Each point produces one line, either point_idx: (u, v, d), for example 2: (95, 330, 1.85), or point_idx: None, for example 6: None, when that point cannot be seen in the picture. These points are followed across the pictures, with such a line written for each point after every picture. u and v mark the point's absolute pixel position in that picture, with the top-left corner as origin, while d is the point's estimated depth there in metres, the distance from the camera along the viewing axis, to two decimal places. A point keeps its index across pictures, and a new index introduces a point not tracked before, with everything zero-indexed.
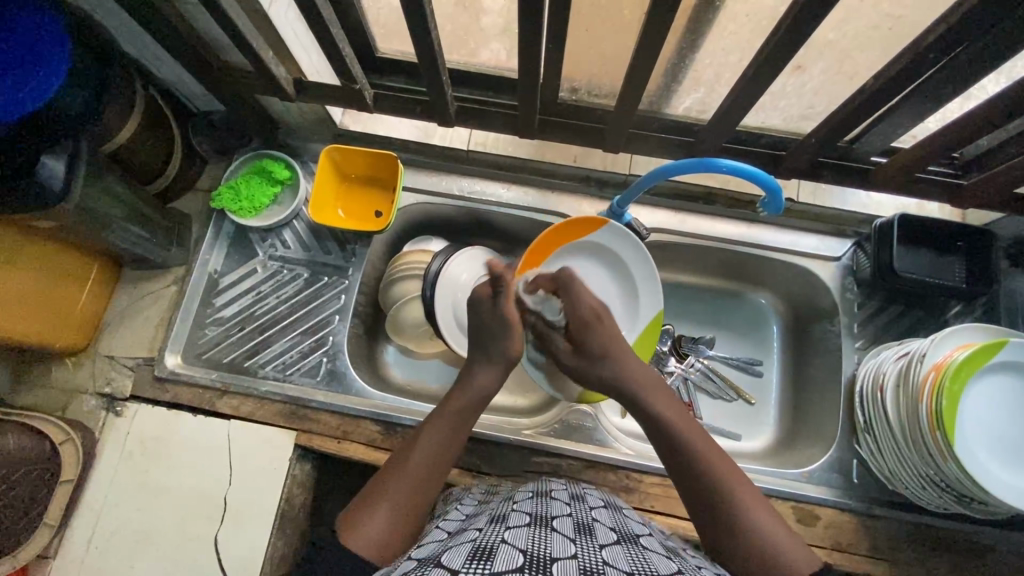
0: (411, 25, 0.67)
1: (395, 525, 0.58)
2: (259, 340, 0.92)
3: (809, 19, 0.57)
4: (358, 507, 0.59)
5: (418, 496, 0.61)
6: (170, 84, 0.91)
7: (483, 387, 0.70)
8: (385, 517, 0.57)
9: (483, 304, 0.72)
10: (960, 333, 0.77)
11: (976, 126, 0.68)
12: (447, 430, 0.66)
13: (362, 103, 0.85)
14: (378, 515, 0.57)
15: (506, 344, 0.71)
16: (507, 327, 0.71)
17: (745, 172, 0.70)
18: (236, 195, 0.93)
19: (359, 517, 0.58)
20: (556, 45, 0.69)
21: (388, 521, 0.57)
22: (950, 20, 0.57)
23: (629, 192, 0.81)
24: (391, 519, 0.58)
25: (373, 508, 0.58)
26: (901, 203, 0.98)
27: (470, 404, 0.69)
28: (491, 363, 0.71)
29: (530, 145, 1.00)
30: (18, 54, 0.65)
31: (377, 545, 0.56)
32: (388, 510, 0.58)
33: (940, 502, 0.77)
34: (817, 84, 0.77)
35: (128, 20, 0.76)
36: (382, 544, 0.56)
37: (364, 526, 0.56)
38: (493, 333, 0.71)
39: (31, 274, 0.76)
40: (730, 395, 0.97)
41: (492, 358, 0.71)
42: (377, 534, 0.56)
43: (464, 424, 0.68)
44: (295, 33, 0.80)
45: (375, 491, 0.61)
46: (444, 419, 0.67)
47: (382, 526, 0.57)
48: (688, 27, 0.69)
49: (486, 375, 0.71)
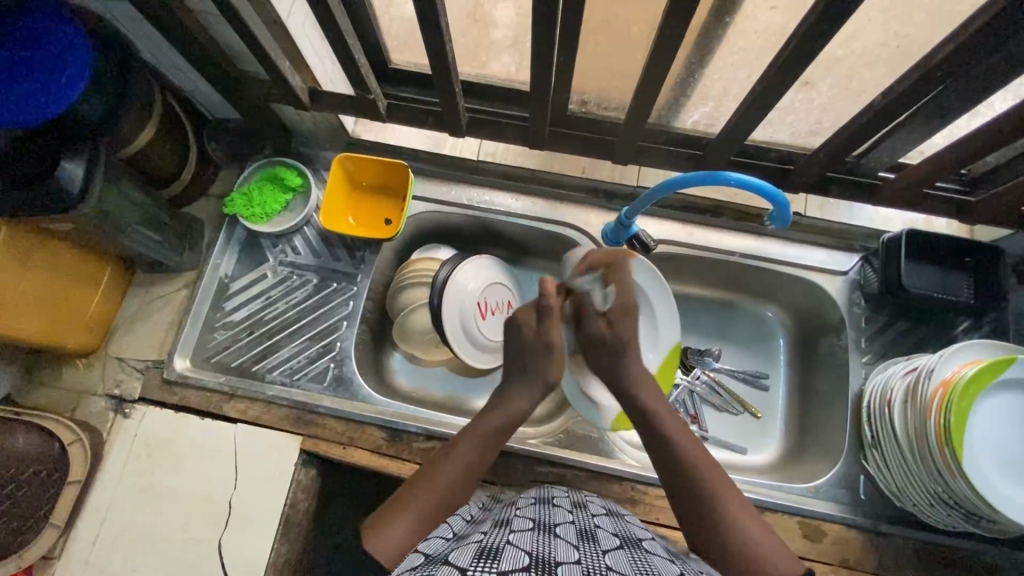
0: (426, 37, 0.68)
1: (415, 540, 0.59)
2: (268, 344, 0.92)
3: (818, 36, 0.58)
4: (383, 514, 0.61)
5: (438, 513, 0.62)
6: (188, 92, 0.93)
7: (514, 412, 0.71)
8: (410, 526, 0.60)
9: (523, 333, 0.74)
10: (966, 350, 0.77)
11: (985, 143, 0.69)
12: (478, 449, 0.67)
13: (375, 112, 0.87)
14: (402, 524, 0.59)
15: (546, 364, 0.73)
16: (548, 353, 0.73)
17: (757, 187, 0.71)
18: (249, 201, 0.94)
19: (382, 523, 0.60)
20: (567, 58, 0.70)
21: (413, 532, 0.59)
22: (959, 39, 0.58)
23: (637, 203, 0.81)
24: (414, 534, 0.59)
25: (398, 518, 0.60)
26: (910, 220, 0.98)
27: (505, 426, 0.70)
28: (525, 382, 0.73)
29: (538, 156, 1.01)
30: (40, 57, 0.67)
31: (400, 555, 0.58)
32: (411, 522, 0.60)
33: (949, 520, 0.77)
34: (825, 100, 0.78)
35: (147, 28, 0.77)
36: (403, 555, 0.58)
37: (387, 537, 0.58)
38: (536, 352, 0.73)
39: (44, 275, 0.77)
40: (736, 409, 0.97)
41: (531, 379, 0.73)
42: (398, 546, 0.58)
43: (495, 442, 0.69)
44: (312, 43, 0.81)
45: (406, 496, 0.62)
46: (479, 438, 0.68)
47: (403, 538, 0.59)
48: (698, 43, 0.71)
49: (520, 403, 0.72)
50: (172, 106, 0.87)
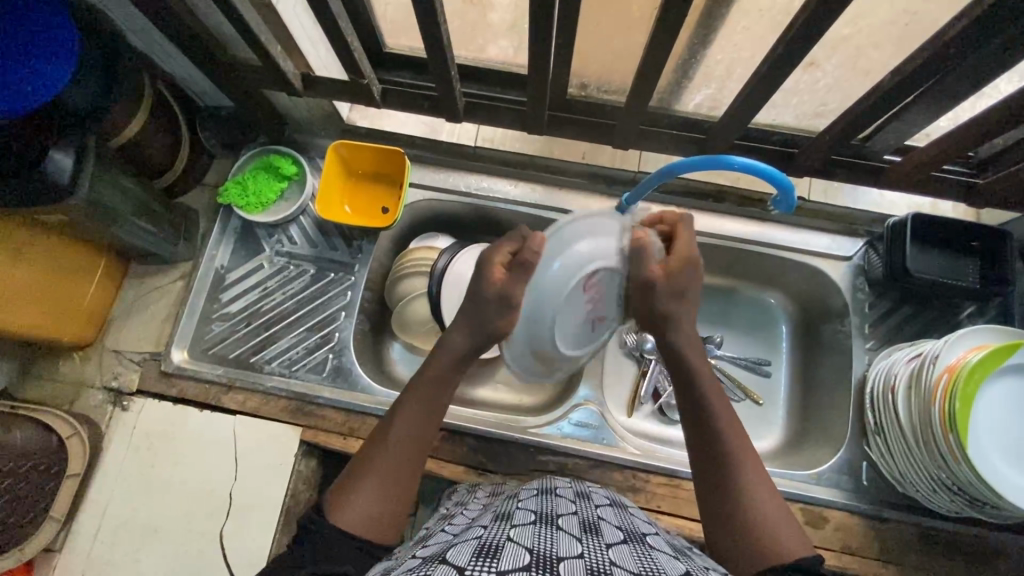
0: (421, 21, 0.67)
1: (379, 506, 0.58)
2: (266, 336, 0.91)
3: (825, 15, 0.56)
4: (343, 488, 0.59)
5: (401, 474, 0.61)
6: (179, 79, 0.91)
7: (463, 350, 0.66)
8: (370, 497, 0.58)
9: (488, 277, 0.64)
10: (972, 336, 0.75)
11: (995, 125, 0.67)
12: (423, 400, 0.65)
13: (369, 98, 0.85)
14: (362, 496, 0.58)
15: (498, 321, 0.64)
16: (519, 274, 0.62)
17: (763, 171, 0.69)
18: (244, 189, 0.92)
19: (342, 500, 0.58)
20: (567, 39, 0.68)
21: (373, 501, 0.58)
22: (970, 17, 0.56)
23: (640, 189, 0.78)
24: (376, 503, 0.58)
25: (356, 491, 0.58)
26: (914, 203, 0.96)
27: (448, 364, 0.66)
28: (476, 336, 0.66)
29: (536, 142, 1.00)
30: (20, 47, 0.65)
31: (365, 525, 0.56)
32: (376, 486, 0.59)
33: (952, 507, 0.76)
34: (831, 80, 0.76)
35: (135, 15, 0.75)
36: (369, 525, 0.57)
37: (349, 513, 0.57)
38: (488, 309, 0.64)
39: (36, 267, 0.76)
40: (739, 396, 0.96)
41: None
42: (362, 518, 0.57)
43: (447, 383, 0.67)
44: (303, 27, 0.79)
45: (360, 468, 0.61)
46: (426, 384, 0.66)
47: (366, 508, 0.57)
48: (700, 22, 0.69)
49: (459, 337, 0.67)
50: (162, 92, 0.85)
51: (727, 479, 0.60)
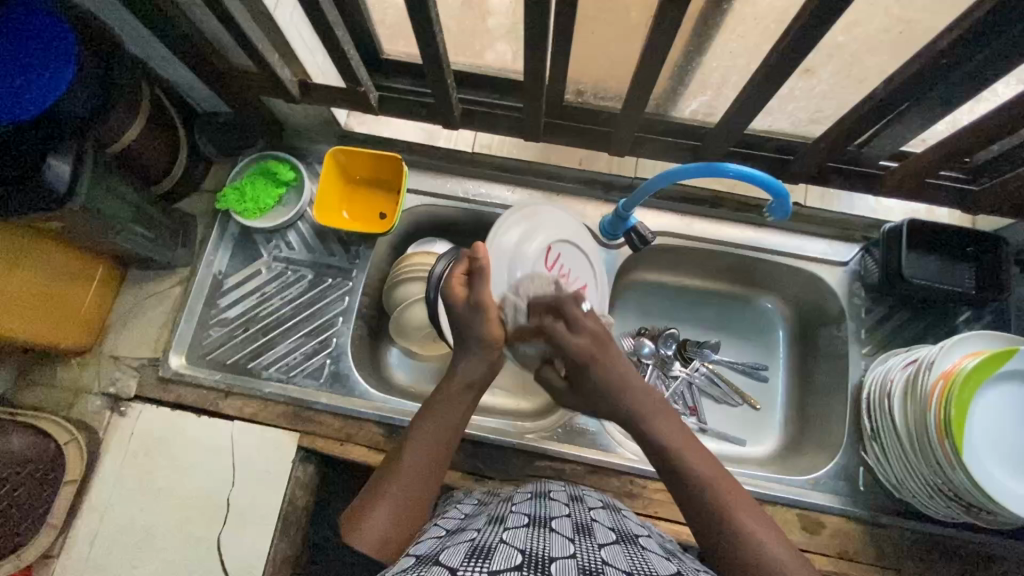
0: (418, 29, 0.67)
1: (395, 525, 0.60)
2: (263, 342, 0.92)
3: (818, 24, 0.57)
4: (360, 507, 0.61)
5: (417, 494, 0.63)
6: (177, 86, 0.91)
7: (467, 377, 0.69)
8: (386, 515, 0.60)
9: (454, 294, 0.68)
10: (966, 342, 0.75)
11: (988, 132, 0.68)
12: (439, 421, 0.67)
13: (367, 105, 0.85)
14: (378, 514, 0.60)
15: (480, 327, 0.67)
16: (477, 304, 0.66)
17: (755, 178, 0.69)
18: (242, 195, 0.93)
19: (360, 518, 0.60)
20: (563, 48, 0.68)
21: (389, 520, 0.60)
22: (962, 26, 0.56)
23: (635, 194, 0.80)
24: (393, 523, 0.59)
25: (373, 510, 0.60)
26: (911, 209, 0.96)
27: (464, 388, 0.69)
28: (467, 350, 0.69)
29: (534, 148, 1.00)
30: (20, 57, 0.65)
31: (379, 544, 0.58)
32: (391, 508, 0.60)
33: (948, 512, 0.76)
34: (826, 87, 0.76)
35: (133, 23, 0.75)
36: (383, 543, 0.58)
37: (365, 531, 0.58)
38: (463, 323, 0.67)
39: (33, 274, 0.76)
40: (735, 400, 0.96)
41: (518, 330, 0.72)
42: (377, 537, 0.58)
43: (462, 405, 0.69)
44: (300, 35, 0.79)
45: (377, 488, 0.62)
46: (441, 406, 0.68)
47: (382, 527, 0.59)
48: (695, 30, 0.69)
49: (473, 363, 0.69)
50: (160, 99, 0.85)
51: (712, 503, 0.58)
